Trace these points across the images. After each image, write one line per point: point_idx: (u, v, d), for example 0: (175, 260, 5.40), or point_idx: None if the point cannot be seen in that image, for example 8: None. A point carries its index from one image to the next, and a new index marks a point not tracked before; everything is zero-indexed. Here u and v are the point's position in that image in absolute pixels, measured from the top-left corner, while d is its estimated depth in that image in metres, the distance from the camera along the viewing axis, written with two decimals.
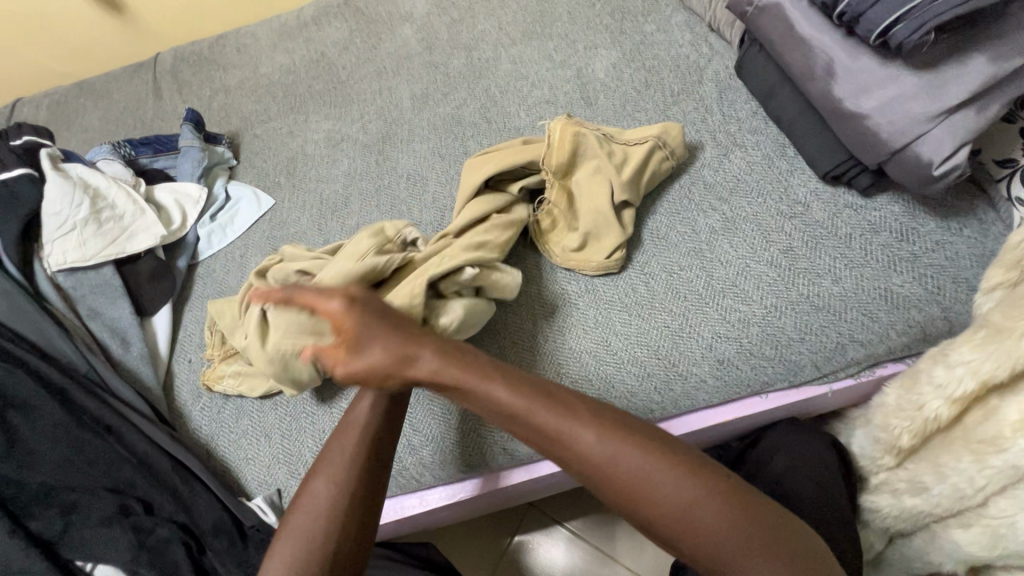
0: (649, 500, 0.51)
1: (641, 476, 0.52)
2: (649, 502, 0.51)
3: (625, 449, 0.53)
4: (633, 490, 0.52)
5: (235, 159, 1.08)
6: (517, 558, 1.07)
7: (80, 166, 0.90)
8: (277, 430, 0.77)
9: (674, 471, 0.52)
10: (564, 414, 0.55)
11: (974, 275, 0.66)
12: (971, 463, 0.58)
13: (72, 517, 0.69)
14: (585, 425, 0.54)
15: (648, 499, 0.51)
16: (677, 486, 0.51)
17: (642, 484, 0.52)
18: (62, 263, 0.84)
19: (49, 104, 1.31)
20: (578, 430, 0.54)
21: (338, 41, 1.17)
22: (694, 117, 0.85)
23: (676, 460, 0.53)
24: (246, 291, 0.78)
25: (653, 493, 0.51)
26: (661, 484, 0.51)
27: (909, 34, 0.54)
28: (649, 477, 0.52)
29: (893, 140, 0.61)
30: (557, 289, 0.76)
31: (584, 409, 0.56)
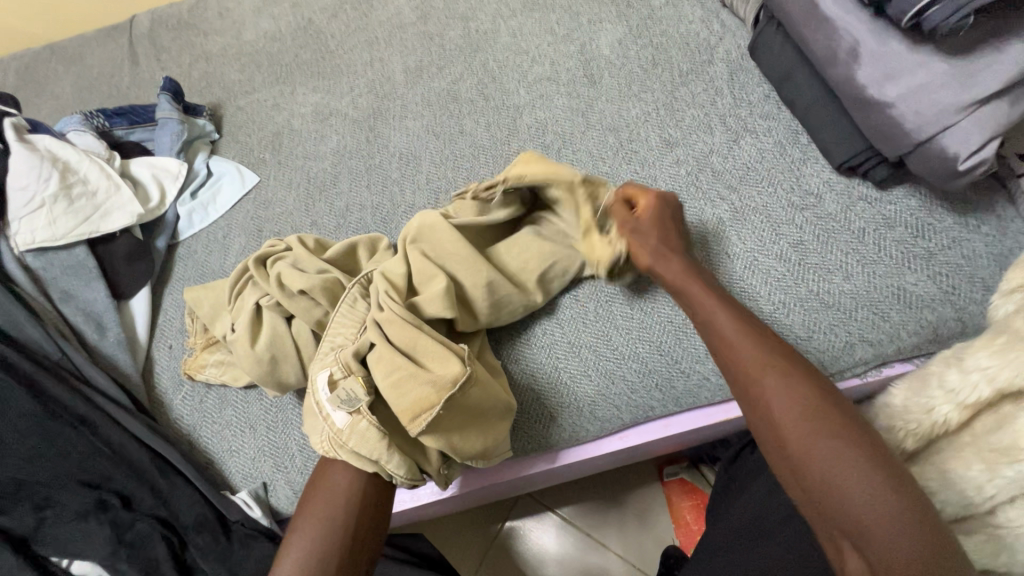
0: (831, 476, 0.46)
1: (840, 463, 0.46)
2: (829, 477, 0.46)
3: (829, 427, 0.48)
4: (818, 460, 0.47)
5: (217, 132, 1.02)
6: (508, 544, 1.06)
7: (48, 138, 0.84)
8: (263, 422, 0.74)
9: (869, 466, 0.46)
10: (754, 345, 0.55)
11: (990, 275, 0.63)
12: (982, 471, 0.55)
13: (46, 513, 0.65)
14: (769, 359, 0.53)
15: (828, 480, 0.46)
16: (863, 481, 0.45)
17: (831, 459, 0.47)
18: (32, 242, 0.79)
19: (18, 68, 1.23)
20: (779, 385, 0.51)
21: (326, 7, 1.10)
22: (704, 99, 0.80)
23: (876, 454, 0.47)
24: (241, 278, 0.75)
25: (835, 469, 0.46)
26: (854, 468, 0.46)
27: (948, 15, 0.50)
28: (843, 458, 0.47)
29: (918, 131, 0.57)
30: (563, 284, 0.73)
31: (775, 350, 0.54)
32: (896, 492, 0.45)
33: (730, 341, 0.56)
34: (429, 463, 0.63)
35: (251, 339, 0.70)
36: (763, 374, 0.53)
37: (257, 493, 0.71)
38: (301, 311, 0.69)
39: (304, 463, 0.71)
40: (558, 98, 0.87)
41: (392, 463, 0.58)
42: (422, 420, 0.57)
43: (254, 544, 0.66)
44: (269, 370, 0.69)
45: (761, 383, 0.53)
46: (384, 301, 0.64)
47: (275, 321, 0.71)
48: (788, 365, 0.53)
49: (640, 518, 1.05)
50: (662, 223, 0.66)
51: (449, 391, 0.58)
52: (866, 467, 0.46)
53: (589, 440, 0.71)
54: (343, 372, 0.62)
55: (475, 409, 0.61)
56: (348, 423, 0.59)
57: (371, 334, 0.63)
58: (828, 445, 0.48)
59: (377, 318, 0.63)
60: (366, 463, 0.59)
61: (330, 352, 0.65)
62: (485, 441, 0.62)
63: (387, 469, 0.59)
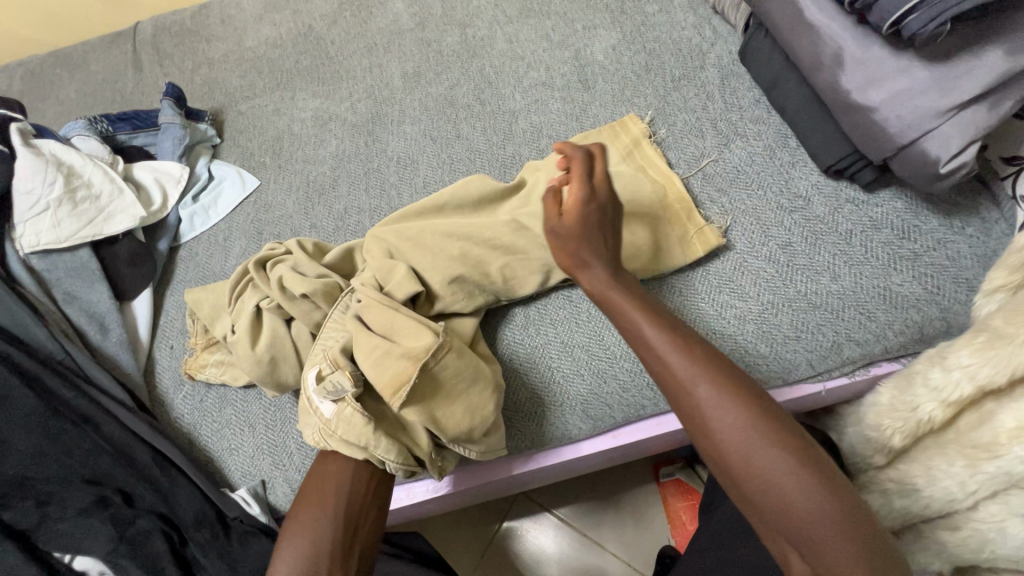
0: (787, 500, 0.47)
1: (779, 478, 0.48)
2: (784, 501, 0.47)
3: (769, 444, 0.49)
4: (774, 486, 0.48)
5: (219, 137, 1.04)
6: (505, 544, 1.07)
7: (52, 142, 0.85)
8: (262, 421, 0.75)
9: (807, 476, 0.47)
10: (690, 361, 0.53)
11: (974, 275, 0.65)
12: (963, 468, 0.57)
13: (48, 509, 0.66)
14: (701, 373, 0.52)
15: (772, 497, 0.48)
16: (815, 501, 0.47)
17: (784, 484, 0.47)
18: (36, 244, 0.80)
19: (23, 74, 1.26)
20: (717, 403, 0.51)
21: (326, 14, 1.12)
22: (695, 104, 0.82)
23: (825, 469, 0.48)
24: (241, 280, 0.76)
25: (790, 494, 0.47)
26: (805, 491, 0.47)
27: (923, 25, 0.51)
28: (796, 483, 0.47)
29: (901, 135, 0.59)
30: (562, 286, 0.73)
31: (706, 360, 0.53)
32: (843, 507, 0.47)
33: (669, 366, 0.54)
34: (419, 446, 0.63)
35: (251, 341, 0.71)
36: (710, 395, 0.51)
37: (256, 490, 0.72)
38: (300, 313, 0.70)
39: (302, 461, 0.73)
40: (553, 103, 0.88)
41: (381, 448, 0.60)
42: (403, 389, 0.59)
43: (252, 540, 0.67)
44: (269, 371, 0.70)
45: (710, 406, 0.51)
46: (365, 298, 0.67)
47: (275, 324, 0.72)
48: (736, 386, 0.52)
49: (636, 518, 1.05)
50: (585, 224, 0.63)
51: (422, 359, 0.60)
52: (818, 488, 0.47)
53: (582, 440, 0.72)
54: (331, 366, 0.63)
55: (451, 383, 0.62)
56: (335, 412, 0.61)
57: (352, 326, 0.65)
58: (780, 471, 0.48)
59: (358, 312, 0.66)
60: (358, 451, 0.61)
61: (321, 350, 0.67)
62: (471, 419, 0.62)
63: (377, 455, 0.60)
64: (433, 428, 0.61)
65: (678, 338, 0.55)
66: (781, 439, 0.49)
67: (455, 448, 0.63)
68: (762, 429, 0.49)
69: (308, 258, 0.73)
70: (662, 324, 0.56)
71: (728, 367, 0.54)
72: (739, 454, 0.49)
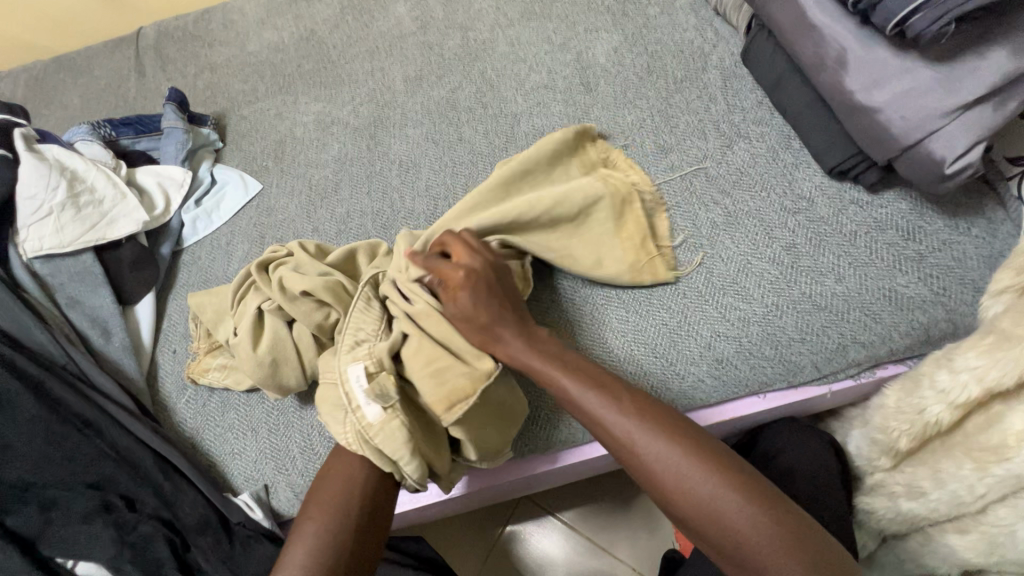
0: (734, 533, 0.50)
1: (710, 500, 0.51)
2: (731, 533, 0.50)
3: (697, 469, 0.52)
4: (719, 521, 0.50)
5: (221, 141, 1.04)
6: (508, 548, 1.07)
7: (56, 147, 0.86)
8: (264, 425, 0.75)
9: (733, 492, 0.51)
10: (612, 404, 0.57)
11: (980, 276, 0.64)
12: (973, 471, 0.58)
13: (52, 515, 0.66)
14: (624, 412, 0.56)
15: (709, 520, 0.51)
16: (757, 525, 0.49)
17: (728, 518, 0.50)
18: (40, 249, 0.80)
19: (27, 79, 1.26)
20: (642, 439, 0.55)
21: (328, 19, 1.13)
22: (698, 106, 0.82)
23: (758, 490, 0.51)
24: (245, 283, 0.76)
25: (735, 526, 0.50)
26: (744, 518, 0.50)
27: (927, 25, 0.51)
28: (737, 513, 0.50)
29: (906, 136, 0.58)
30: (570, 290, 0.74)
31: (629, 401, 0.57)
32: (783, 523, 0.49)
33: (604, 421, 0.56)
34: (441, 461, 0.63)
35: (252, 343, 0.71)
36: (648, 441, 0.54)
37: (259, 495, 0.72)
38: (303, 313, 0.70)
39: (305, 465, 0.73)
40: (555, 106, 0.88)
41: (410, 465, 0.59)
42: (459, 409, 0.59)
43: (255, 545, 0.67)
44: (270, 372, 0.70)
45: (648, 453, 0.54)
46: (412, 299, 0.66)
47: (277, 325, 0.72)
48: (666, 428, 0.55)
49: (640, 523, 1.05)
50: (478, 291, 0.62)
51: (487, 383, 0.60)
52: (757, 513, 0.50)
53: (584, 442, 0.71)
54: (377, 368, 0.63)
55: (500, 408, 0.63)
56: (379, 418, 0.60)
57: (407, 329, 0.64)
58: (719, 505, 0.51)
59: (410, 312, 0.65)
60: (384, 460, 0.61)
61: (355, 346, 0.65)
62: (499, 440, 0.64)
63: (403, 470, 0.59)
64: (468, 447, 0.62)
65: (605, 392, 0.58)
66: (713, 473, 0.52)
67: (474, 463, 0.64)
68: (696, 466, 0.52)
69: (312, 260, 0.73)
70: (592, 380, 0.59)
71: (657, 412, 0.57)
72: (679, 496, 0.52)
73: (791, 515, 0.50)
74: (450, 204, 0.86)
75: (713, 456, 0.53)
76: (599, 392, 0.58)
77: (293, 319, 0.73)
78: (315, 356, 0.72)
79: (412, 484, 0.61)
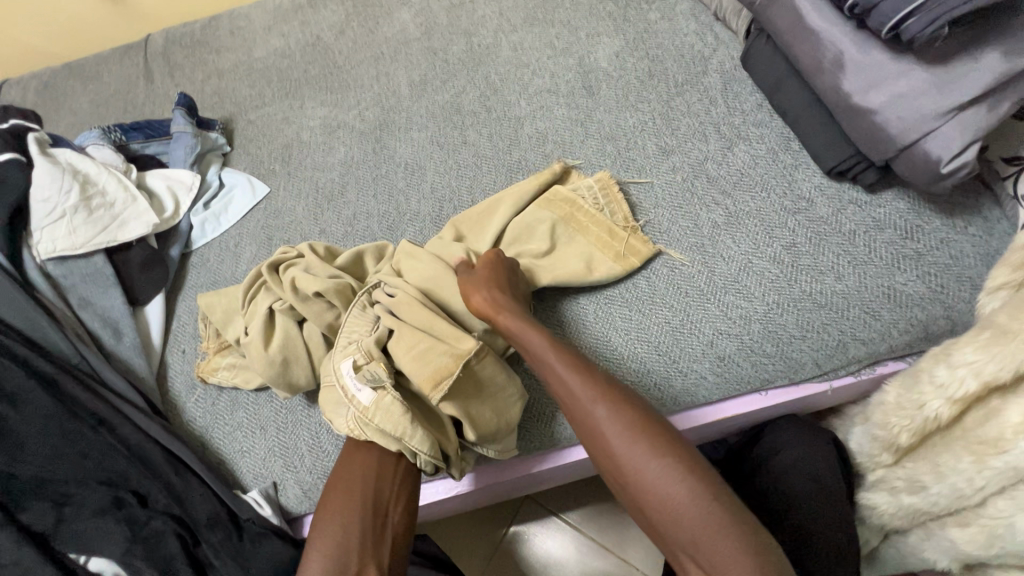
0: (676, 514, 0.51)
1: (661, 484, 0.52)
2: (674, 514, 0.51)
3: (649, 455, 0.53)
4: (663, 501, 0.52)
5: (229, 145, 1.06)
6: (512, 548, 1.07)
7: (68, 151, 0.87)
8: (273, 423, 0.76)
9: (683, 481, 0.51)
10: (584, 380, 0.58)
11: (978, 273, 0.65)
12: (971, 463, 0.58)
13: (65, 510, 0.67)
14: (593, 390, 0.57)
15: (657, 503, 0.52)
16: (699, 510, 0.50)
17: (672, 499, 0.51)
18: (53, 250, 0.82)
19: (37, 86, 1.28)
20: (606, 418, 0.56)
21: (333, 25, 1.15)
22: (699, 109, 0.83)
23: (709, 479, 0.52)
24: (255, 283, 0.77)
25: (678, 508, 0.51)
26: (688, 501, 0.51)
27: (923, 27, 0.52)
28: (681, 497, 0.51)
29: (902, 136, 0.60)
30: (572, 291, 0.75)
31: (601, 380, 0.58)
32: (726, 513, 0.50)
33: (572, 395, 0.58)
34: (449, 441, 0.64)
35: (263, 342, 0.72)
36: (609, 418, 0.56)
37: (268, 492, 0.73)
38: (312, 314, 0.72)
39: (313, 462, 0.74)
40: (558, 109, 0.90)
41: (415, 438, 0.61)
42: (445, 382, 0.61)
43: (264, 542, 0.68)
44: (280, 372, 0.71)
45: (608, 429, 0.55)
46: (396, 295, 0.69)
47: (287, 325, 0.73)
48: (629, 408, 0.56)
49: None
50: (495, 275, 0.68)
51: (467, 358, 0.63)
52: (702, 499, 0.51)
53: None
54: (366, 358, 0.65)
55: (486, 383, 0.65)
56: (374, 400, 0.62)
57: (388, 320, 0.67)
58: (666, 486, 0.52)
59: (393, 305, 0.69)
60: (390, 440, 0.62)
61: (348, 344, 0.68)
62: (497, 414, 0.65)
63: (409, 445, 0.61)
64: (467, 425, 0.62)
65: (579, 369, 0.59)
66: (665, 456, 0.53)
67: (477, 447, 0.65)
68: (650, 448, 0.54)
69: (322, 262, 0.75)
70: (570, 355, 0.60)
71: (623, 393, 0.58)
72: (631, 472, 0.54)
73: (737, 507, 0.51)
74: (455, 206, 0.87)
75: (670, 441, 0.54)
76: (574, 367, 0.58)
77: (303, 319, 0.75)
78: (325, 355, 0.73)
79: (426, 463, 0.62)
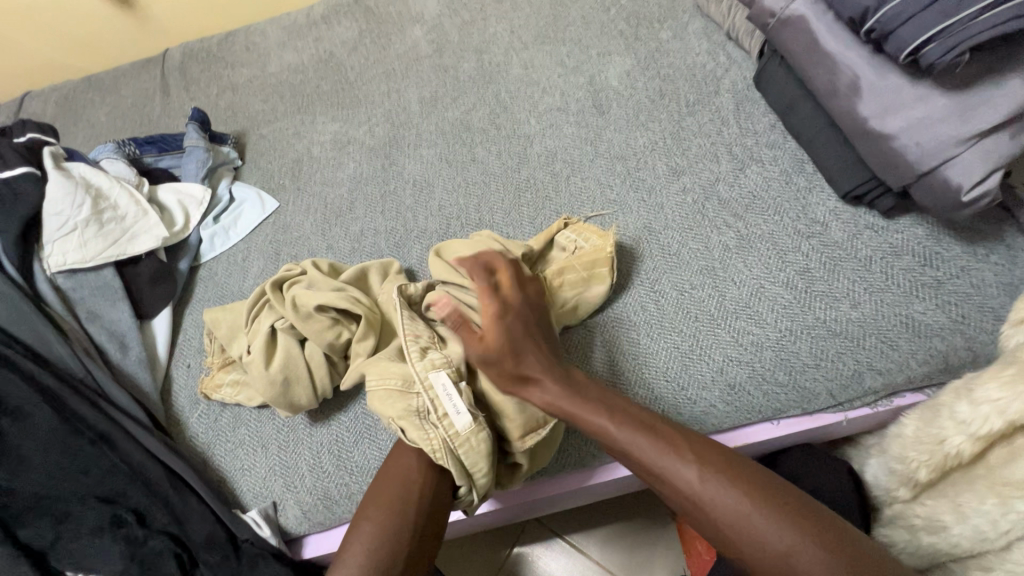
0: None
1: (757, 524, 0.50)
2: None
3: (731, 494, 0.51)
4: (784, 562, 0.48)
5: (241, 159, 1.07)
6: (516, 571, 1.05)
7: (82, 165, 0.88)
8: (275, 441, 0.76)
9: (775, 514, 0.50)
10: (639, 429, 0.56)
11: (1001, 304, 0.63)
12: (994, 505, 0.55)
13: (63, 528, 0.66)
14: (653, 438, 0.56)
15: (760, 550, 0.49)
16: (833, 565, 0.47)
17: (767, 538, 0.49)
18: (63, 263, 0.82)
19: (57, 98, 1.31)
20: (676, 465, 0.54)
21: (346, 41, 1.16)
22: (710, 129, 0.82)
23: (822, 528, 0.49)
24: (259, 301, 0.78)
25: (805, 565, 0.47)
26: (811, 558, 0.47)
27: (942, 53, 0.51)
28: (778, 534, 0.49)
29: (921, 163, 0.58)
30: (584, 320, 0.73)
31: (659, 425, 0.57)
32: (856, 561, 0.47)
33: (654, 467, 0.54)
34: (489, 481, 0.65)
35: (264, 361, 0.72)
36: (701, 478, 0.53)
37: (267, 512, 0.72)
38: (319, 327, 0.71)
39: (313, 483, 0.72)
40: (568, 127, 0.89)
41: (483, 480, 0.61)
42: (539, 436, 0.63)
43: (262, 564, 0.66)
44: (280, 391, 0.71)
45: (703, 495, 0.52)
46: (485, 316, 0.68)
47: (289, 344, 0.73)
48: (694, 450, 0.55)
49: (652, 548, 1.03)
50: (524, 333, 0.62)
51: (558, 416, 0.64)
52: (822, 550, 0.47)
53: (595, 466, 0.71)
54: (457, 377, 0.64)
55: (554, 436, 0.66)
56: (469, 427, 0.60)
57: None
58: (785, 546, 0.48)
59: None
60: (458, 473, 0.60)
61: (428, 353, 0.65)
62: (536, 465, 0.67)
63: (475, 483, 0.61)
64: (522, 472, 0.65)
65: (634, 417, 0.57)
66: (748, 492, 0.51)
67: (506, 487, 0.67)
68: (754, 503, 0.51)
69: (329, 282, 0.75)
70: (641, 424, 0.57)
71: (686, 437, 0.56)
72: (740, 538, 0.50)
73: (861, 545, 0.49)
74: (462, 223, 0.86)
75: (770, 490, 0.52)
76: (626, 421, 0.57)
77: (305, 339, 0.74)
78: (325, 375, 0.72)
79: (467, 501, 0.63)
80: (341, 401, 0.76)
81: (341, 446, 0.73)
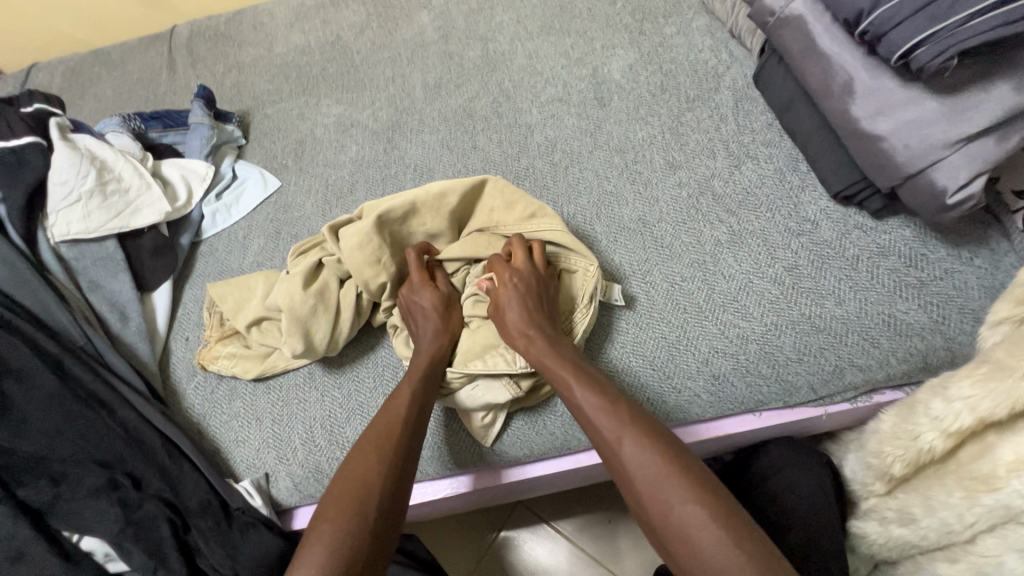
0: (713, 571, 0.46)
1: (680, 514, 0.49)
2: (707, 563, 0.47)
3: (673, 483, 0.51)
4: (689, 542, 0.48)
5: (244, 138, 1.08)
6: (501, 554, 1.08)
7: (88, 138, 0.90)
8: (269, 414, 0.77)
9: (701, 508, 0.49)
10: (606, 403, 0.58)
11: (981, 306, 0.64)
12: (962, 499, 0.56)
13: (61, 488, 0.68)
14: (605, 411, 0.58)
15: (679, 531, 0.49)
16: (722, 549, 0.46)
17: (688, 527, 0.48)
18: (67, 233, 0.84)
19: (64, 71, 1.31)
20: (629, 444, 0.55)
21: (354, 24, 1.16)
22: (709, 125, 0.83)
23: (743, 520, 0.48)
24: (309, 244, 0.82)
25: (712, 552, 0.47)
26: (722, 545, 0.47)
27: (931, 58, 0.52)
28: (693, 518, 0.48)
29: (909, 165, 0.60)
30: (602, 319, 0.73)
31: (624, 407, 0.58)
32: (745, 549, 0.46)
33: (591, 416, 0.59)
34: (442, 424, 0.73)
35: (303, 285, 0.77)
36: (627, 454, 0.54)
37: (260, 483, 0.74)
38: (362, 258, 0.75)
39: (306, 456, 0.74)
40: (569, 118, 0.90)
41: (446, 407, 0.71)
42: (463, 382, 0.70)
43: (253, 532, 0.69)
44: (305, 317, 0.74)
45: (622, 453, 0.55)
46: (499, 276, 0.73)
47: (329, 279, 0.78)
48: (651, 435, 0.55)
49: (634, 537, 1.05)
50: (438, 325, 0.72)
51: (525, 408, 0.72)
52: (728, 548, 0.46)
53: (580, 449, 0.73)
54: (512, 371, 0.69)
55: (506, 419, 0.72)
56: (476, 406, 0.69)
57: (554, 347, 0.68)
58: (686, 521, 0.49)
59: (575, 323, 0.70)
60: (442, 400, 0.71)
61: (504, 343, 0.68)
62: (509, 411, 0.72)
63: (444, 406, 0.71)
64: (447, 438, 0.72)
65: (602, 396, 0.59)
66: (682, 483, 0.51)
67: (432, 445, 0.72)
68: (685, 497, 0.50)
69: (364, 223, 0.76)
70: (595, 385, 0.61)
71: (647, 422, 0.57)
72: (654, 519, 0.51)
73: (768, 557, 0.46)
74: None
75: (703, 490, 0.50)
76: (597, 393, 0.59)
77: (346, 279, 0.79)
78: (349, 317, 0.75)
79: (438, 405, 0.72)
80: (337, 375, 0.78)
81: (333, 421, 0.75)
